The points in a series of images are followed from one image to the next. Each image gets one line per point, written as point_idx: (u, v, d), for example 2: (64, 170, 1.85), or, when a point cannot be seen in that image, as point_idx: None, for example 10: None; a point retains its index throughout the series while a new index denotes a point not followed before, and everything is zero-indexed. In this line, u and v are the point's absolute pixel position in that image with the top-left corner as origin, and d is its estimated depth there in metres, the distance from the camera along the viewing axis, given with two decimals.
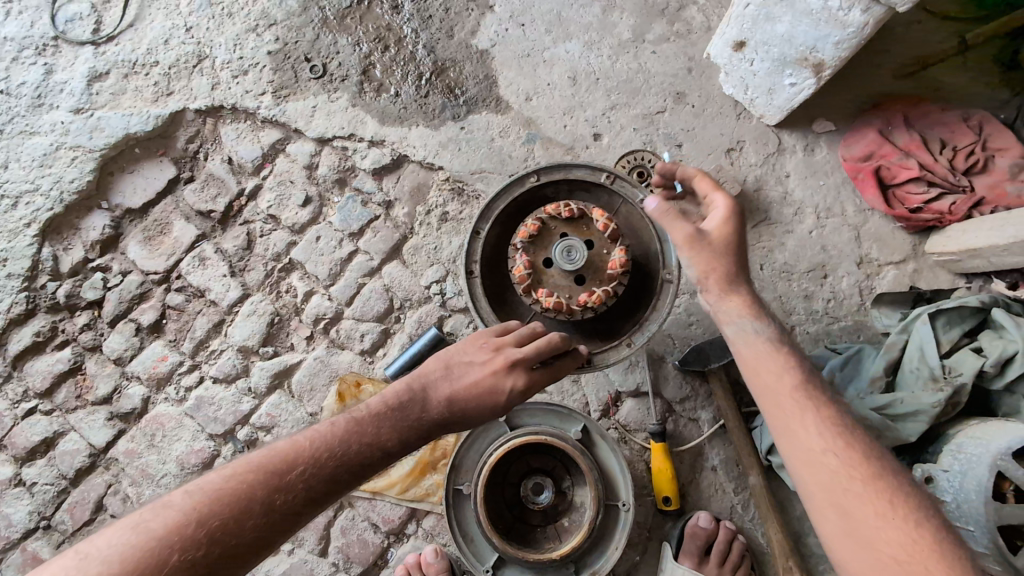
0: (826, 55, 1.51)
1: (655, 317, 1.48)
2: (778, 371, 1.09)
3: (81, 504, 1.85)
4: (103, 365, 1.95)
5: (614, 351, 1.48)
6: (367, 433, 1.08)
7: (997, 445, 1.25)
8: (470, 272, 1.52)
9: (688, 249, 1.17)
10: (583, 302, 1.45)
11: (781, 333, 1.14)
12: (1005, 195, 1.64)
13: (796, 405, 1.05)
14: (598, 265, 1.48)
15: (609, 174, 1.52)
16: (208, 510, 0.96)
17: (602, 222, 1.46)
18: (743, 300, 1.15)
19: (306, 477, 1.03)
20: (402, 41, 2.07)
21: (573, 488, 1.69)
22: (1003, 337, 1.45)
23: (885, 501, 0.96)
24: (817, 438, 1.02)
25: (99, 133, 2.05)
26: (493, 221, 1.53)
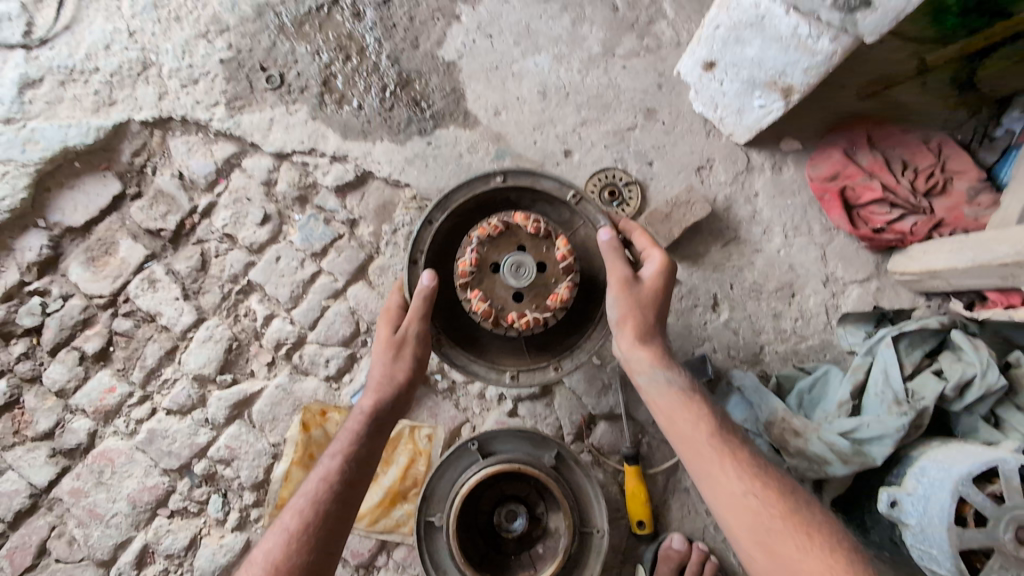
0: (795, 80, 1.51)
1: (588, 346, 1.47)
2: (693, 419, 1.21)
3: (21, 549, 1.72)
4: (43, 398, 1.81)
5: (540, 373, 1.47)
6: (310, 503, 1.26)
7: (958, 470, 1.28)
8: (416, 261, 1.42)
9: (617, 291, 1.31)
10: (511, 320, 1.41)
11: (689, 379, 1.28)
12: (962, 217, 1.68)
13: (714, 451, 1.16)
14: (543, 287, 1.43)
15: (575, 194, 1.43)
16: None
17: (562, 251, 1.41)
18: (653, 351, 1.28)
19: (286, 564, 1.19)
20: (364, 51, 1.98)
21: (548, 515, 1.67)
22: (962, 360, 1.48)
23: (803, 535, 1.06)
24: (736, 483, 1.13)
25: (33, 145, 1.89)
26: (449, 212, 1.44)
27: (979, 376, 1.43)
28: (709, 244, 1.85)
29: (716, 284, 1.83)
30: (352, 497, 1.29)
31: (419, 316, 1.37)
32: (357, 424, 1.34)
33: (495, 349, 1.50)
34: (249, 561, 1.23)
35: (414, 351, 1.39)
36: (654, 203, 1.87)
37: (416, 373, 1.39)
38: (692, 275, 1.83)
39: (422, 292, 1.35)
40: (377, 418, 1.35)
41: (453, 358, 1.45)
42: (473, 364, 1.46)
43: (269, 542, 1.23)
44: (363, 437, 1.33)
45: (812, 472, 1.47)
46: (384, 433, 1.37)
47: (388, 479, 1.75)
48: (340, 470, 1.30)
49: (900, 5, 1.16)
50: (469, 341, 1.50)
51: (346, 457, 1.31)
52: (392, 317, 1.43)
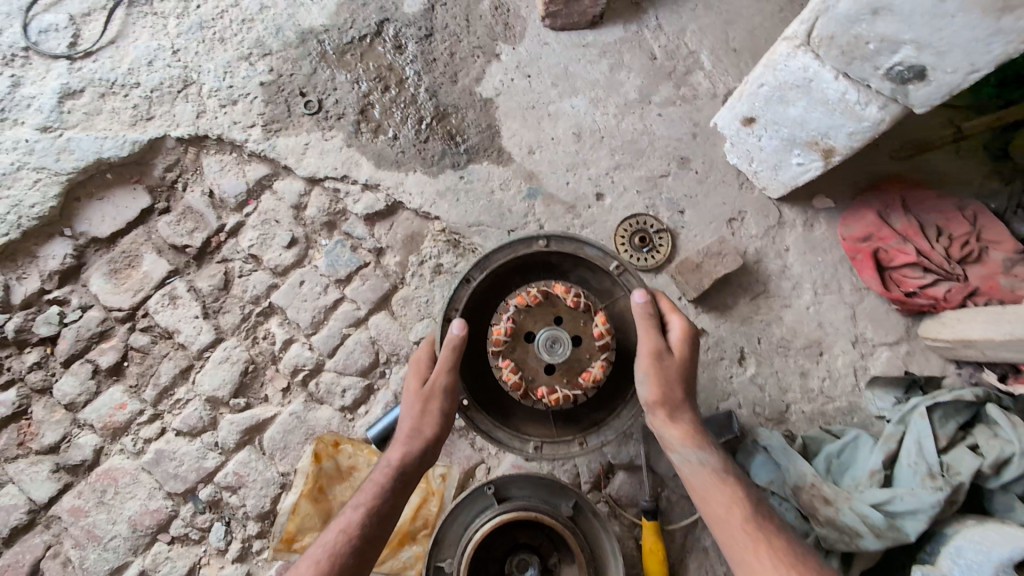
0: (838, 142, 1.51)
1: (616, 425, 1.41)
2: (725, 502, 1.19)
3: (13, 567, 1.66)
4: (51, 410, 1.77)
5: (566, 447, 1.41)
6: (328, 556, 1.20)
7: (998, 555, 1.24)
8: (447, 320, 1.38)
9: (645, 367, 1.26)
10: (540, 394, 1.38)
11: (722, 456, 1.25)
12: (998, 287, 1.66)
13: (748, 538, 1.15)
14: (577, 361, 1.40)
15: (619, 266, 1.39)
16: None
17: (600, 329, 1.38)
18: (685, 429, 1.24)
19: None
20: (403, 82, 2.00)
21: (560, 567, 1.61)
22: (999, 436, 1.45)
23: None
24: (772, 573, 1.10)
25: (68, 155, 1.90)
26: (488, 273, 1.40)
27: (1017, 455, 1.40)
28: (738, 296, 1.83)
29: (743, 338, 1.80)
30: (369, 554, 1.25)
31: (448, 368, 1.32)
32: (381, 478, 1.29)
33: (522, 417, 1.46)
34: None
35: (440, 406, 1.33)
36: (684, 252, 1.86)
37: (442, 429, 1.34)
38: (720, 327, 1.81)
39: (453, 341, 1.31)
40: (402, 474, 1.30)
41: (479, 425, 1.40)
42: (496, 433, 1.41)
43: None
44: (387, 492, 1.27)
45: (843, 544, 1.41)
46: (409, 488, 1.31)
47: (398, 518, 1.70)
48: (361, 525, 1.24)
49: (957, 80, 1.17)
50: (494, 407, 1.46)
51: (369, 511, 1.26)
52: (423, 366, 1.38)
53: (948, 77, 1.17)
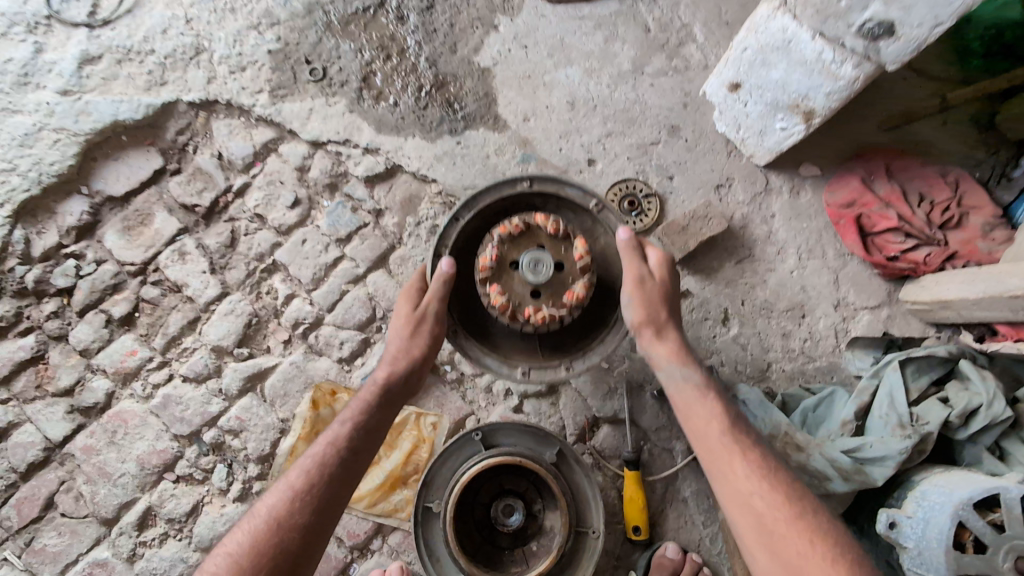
0: (817, 104, 1.57)
1: (601, 348, 1.50)
2: (709, 415, 1.24)
3: (30, 500, 1.77)
4: (67, 355, 1.88)
5: (553, 371, 1.50)
6: (312, 464, 1.28)
7: (959, 495, 1.29)
8: (438, 252, 1.47)
9: (630, 292, 1.35)
10: (527, 314, 1.44)
11: (708, 376, 1.30)
12: (977, 251, 1.70)
13: (726, 449, 1.19)
14: (560, 286, 1.47)
15: (598, 202, 1.48)
16: (259, 548, 1.18)
17: (580, 252, 1.44)
18: (672, 349, 1.31)
19: (289, 522, 1.21)
20: (404, 52, 2.08)
21: (544, 513, 1.68)
22: (969, 389, 1.49)
23: (804, 539, 1.07)
24: (745, 483, 1.14)
25: (86, 117, 2.00)
26: (476, 212, 1.48)
27: (985, 406, 1.44)
28: (724, 260, 1.89)
29: (727, 300, 1.86)
30: (356, 465, 1.31)
31: (439, 296, 1.41)
32: (368, 395, 1.37)
33: (511, 344, 1.54)
34: (250, 514, 1.25)
35: (430, 329, 1.42)
36: (672, 216, 1.92)
37: (429, 351, 1.42)
38: (705, 288, 1.87)
39: (443, 276, 1.41)
40: (388, 389, 1.38)
41: (468, 350, 1.50)
42: (485, 357, 1.50)
43: (271, 498, 1.25)
44: (374, 407, 1.36)
45: (813, 487, 1.48)
46: (394, 406, 1.40)
47: (391, 463, 1.78)
48: (348, 436, 1.32)
49: (924, 34, 1.25)
50: (484, 333, 1.54)
51: (355, 423, 1.34)
52: (413, 295, 1.44)
53: (915, 31, 1.25)
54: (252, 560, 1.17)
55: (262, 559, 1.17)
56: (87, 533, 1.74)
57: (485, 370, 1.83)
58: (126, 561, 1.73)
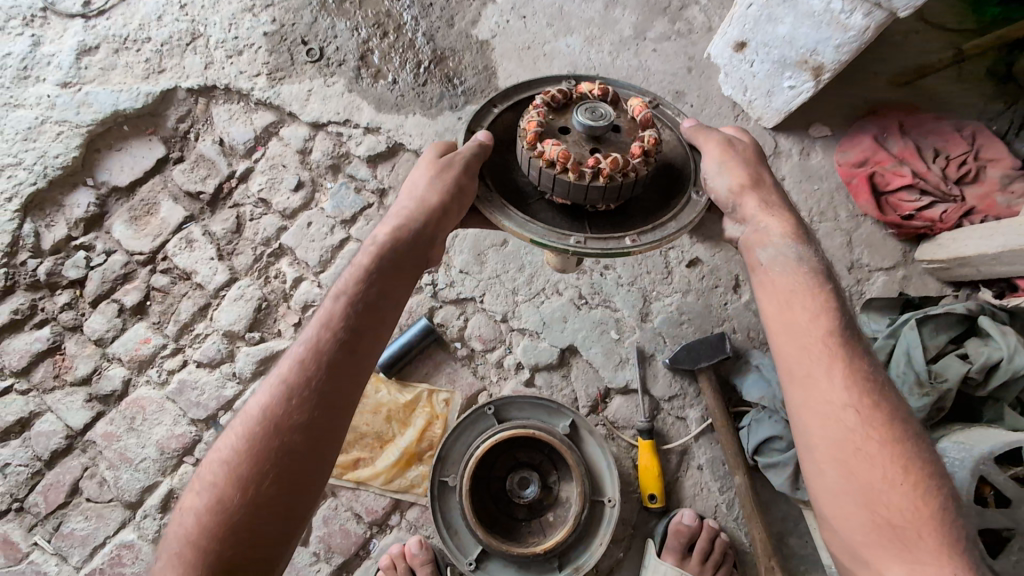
0: (826, 58, 1.53)
1: (676, 223, 1.13)
2: (812, 312, 1.00)
3: (55, 487, 1.80)
4: (82, 345, 1.90)
5: (616, 243, 1.11)
6: (310, 352, 1.05)
7: (979, 451, 1.27)
8: (472, 131, 1.23)
9: (721, 157, 1.15)
10: (590, 164, 1.08)
11: (821, 270, 1.05)
12: (994, 205, 1.66)
13: (828, 352, 0.97)
14: (622, 144, 1.14)
15: (652, 99, 1.29)
16: (262, 438, 1.00)
17: (639, 106, 1.16)
18: (783, 220, 1.09)
19: (286, 421, 1.00)
20: (401, 28, 2.05)
21: (559, 484, 1.68)
22: (989, 344, 1.46)
23: (892, 462, 0.89)
24: (837, 392, 0.94)
25: (87, 108, 2.00)
26: (513, 104, 1.27)
27: (1005, 360, 1.41)
28: None
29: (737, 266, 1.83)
30: (362, 342, 1.08)
31: (467, 153, 1.16)
32: (368, 261, 1.12)
33: (562, 222, 1.16)
34: (241, 413, 1.04)
35: (456, 177, 1.14)
36: None
37: (453, 202, 1.15)
38: (715, 256, 1.87)
39: (480, 143, 1.18)
40: (399, 249, 1.13)
41: (506, 215, 1.13)
42: (532, 225, 1.12)
43: (264, 394, 1.04)
44: (374, 278, 1.11)
45: None
46: (404, 271, 1.14)
47: (405, 440, 1.79)
48: (346, 313, 1.08)
49: None
50: (526, 213, 1.18)
51: (354, 299, 1.09)
52: (434, 151, 1.20)
53: None
54: (253, 452, 0.98)
55: (261, 459, 0.98)
56: (112, 517, 1.77)
57: (495, 345, 1.83)
58: (151, 543, 1.75)
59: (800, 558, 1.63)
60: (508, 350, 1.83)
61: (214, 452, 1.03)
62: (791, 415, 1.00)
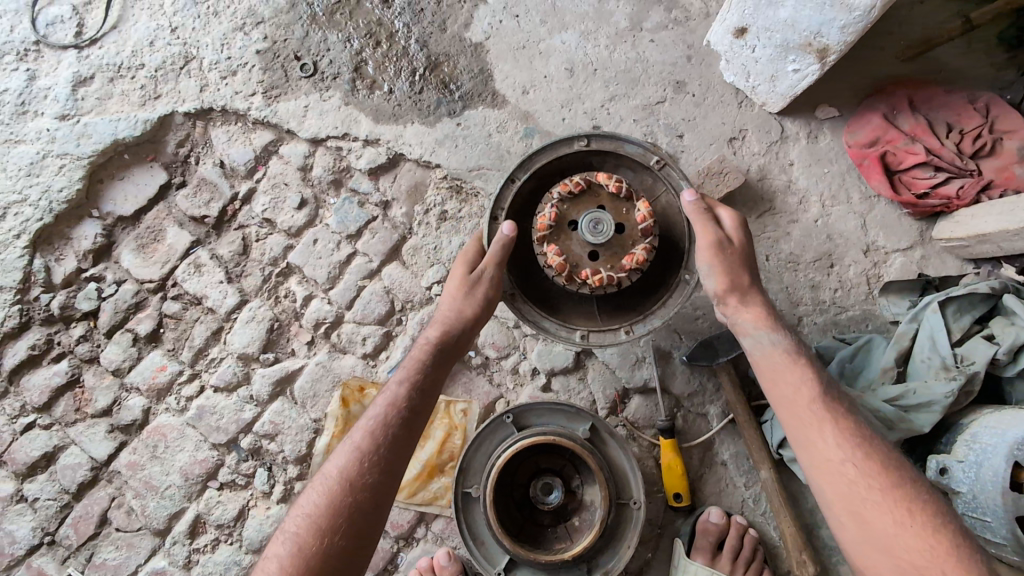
0: (831, 40, 1.49)
1: (661, 313, 1.41)
2: (795, 387, 1.15)
3: (85, 518, 1.83)
4: (101, 376, 1.92)
5: (611, 334, 1.42)
6: (378, 426, 1.23)
7: (1012, 436, 1.23)
8: (495, 218, 1.42)
9: (710, 258, 1.26)
10: (585, 276, 1.37)
11: (797, 343, 1.20)
12: (1014, 177, 1.62)
13: (815, 418, 1.11)
14: (621, 247, 1.39)
15: (660, 158, 1.39)
16: (337, 502, 1.16)
17: (643, 213, 1.36)
18: (759, 313, 1.23)
19: (359, 481, 1.17)
20: (394, 36, 2.02)
21: (583, 487, 1.67)
22: (1015, 324, 1.43)
23: (902, 509, 1.01)
24: (832, 451, 1.08)
25: (87, 139, 1.99)
26: (532, 173, 1.43)
27: None
28: (743, 215, 1.82)
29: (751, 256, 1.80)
30: (418, 424, 1.27)
31: (497, 261, 1.36)
32: (422, 352, 1.33)
33: (570, 307, 1.46)
34: (321, 474, 1.21)
35: (486, 292, 1.37)
36: (685, 175, 1.85)
37: (484, 311, 1.37)
38: None
39: (502, 240, 1.35)
40: (443, 348, 1.34)
41: (525, 314, 1.43)
42: (543, 320, 1.43)
43: (342, 458, 1.21)
44: (428, 365, 1.31)
45: None
46: (447, 364, 1.35)
47: (425, 452, 1.79)
48: (407, 397, 1.27)
49: None
50: (543, 296, 1.46)
51: (412, 384, 1.29)
52: (469, 258, 1.42)
53: None
54: (331, 515, 1.14)
55: (337, 519, 1.14)
56: (143, 545, 1.80)
57: (510, 351, 1.82)
58: (182, 568, 1.78)
59: (830, 549, 1.61)
60: (523, 355, 1.81)
61: (293, 512, 1.19)
62: (806, 477, 1.13)
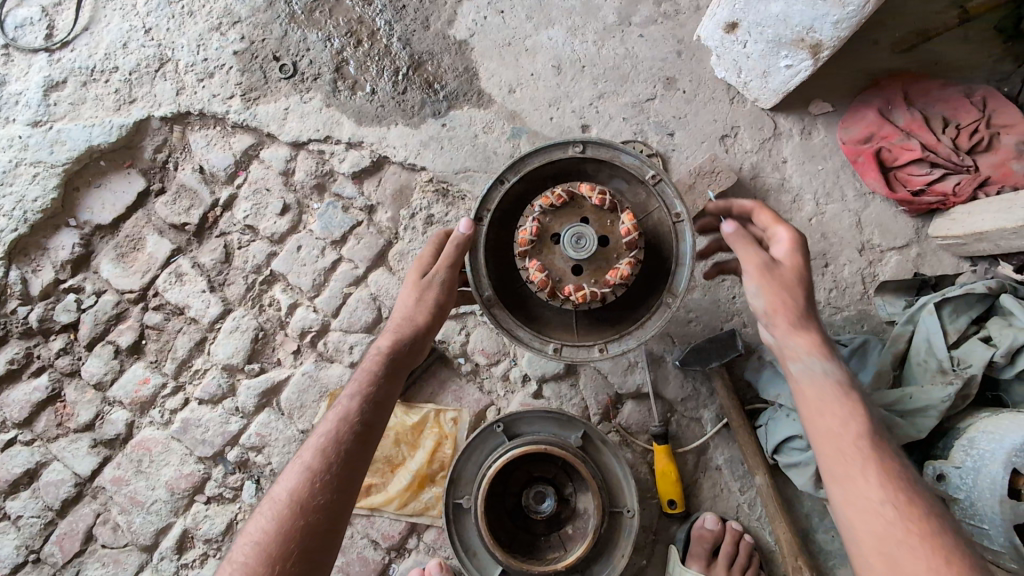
0: (824, 35, 1.45)
1: (639, 334, 1.35)
2: (843, 422, 1.07)
3: (70, 535, 1.80)
4: (82, 391, 1.87)
5: (585, 351, 1.37)
6: (330, 443, 1.20)
7: (1011, 441, 1.21)
8: (478, 220, 1.37)
9: (758, 279, 1.15)
10: (567, 292, 1.33)
11: (849, 377, 1.12)
12: (1011, 173, 1.58)
13: (860, 456, 1.04)
14: (604, 262, 1.35)
15: (655, 173, 1.33)
16: (285, 526, 1.12)
17: (627, 226, 1.32)
18: (815, 339, 1.12)
19: (310, 503, 1.14)
20: (375, 34, 1.96)
21: (576, 495, 1.64)
22: (1013, 325, 1.40)
23: (939, 557, 0.94)
24: (875, 491, 1.01)
25: (61, 146, 1.93)
26: (522, 177, 1.37)
27: None
28: None
29: None
30: (371, 438, 1.24)
31: (448, 262, 1.32)
32: (374, 363, 1.29)
33: (548, 320, 1.42)
34: (271, 497, 1.18)
35: (437, 297, 1.33)
36: (676, 175, 1.80)
37: (438, 317, 1.33)
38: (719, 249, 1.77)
39: (457, 239, 1.31)
40: (395, 357, 1.29)
41: (501, 321, 1.36)
42: (518, 331, 1.37)
43: (291, 480, 1.17)
44: (380, 377, 1.27)
45: None
46: (401, 373, 1.31)
47: (416, 463, 1.76)
48: (359, 410, 1.24)
49: None
50: (521, 307, 1.42)
51: (365, 397, 1.25)
52: (424, 261, 1.36)
53: None
54: (278, 540, 1.11)
55: (287, 543, 1.11)
56: (130, 561, 1.77)
57: (500, 358, 1.79)
58: None
59: (827, 553, 1.59)
60: (513, 362, 1.78)
61: (244, 536, 1.16)
62: (836, 513, 1.05)
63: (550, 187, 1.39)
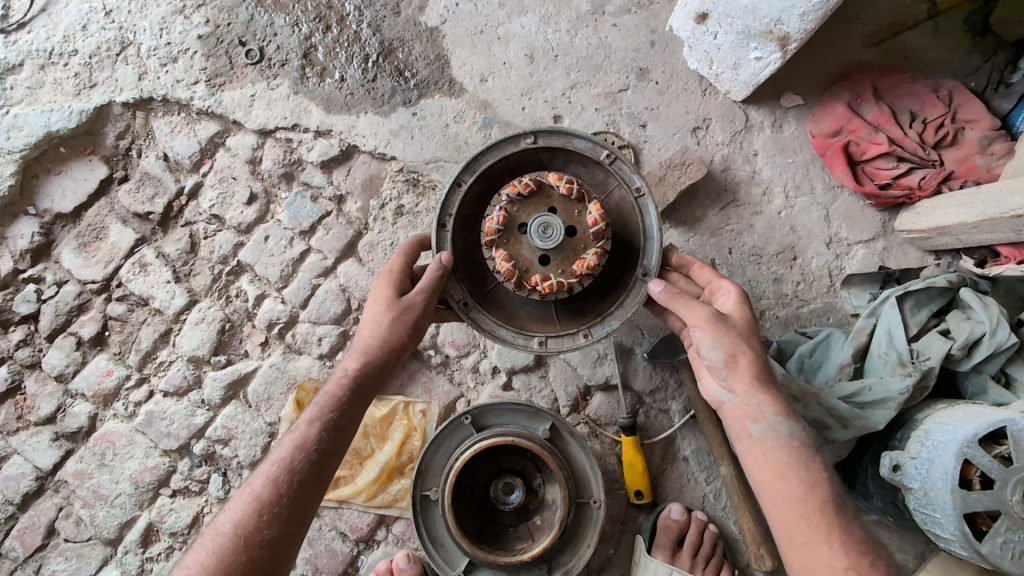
0: (792, 27, 1.45)
1: (620, 314, 1.35)
2: (805, 484, 1.08)
3: (31, 529, 1.77)
4: (43, 383, 1.84)
5: (570, 339, 1.36)
6: (281, 472, 1.21)
7: (963, 432, 1.22)
8: (442, 225, 1.35)
9: (715, 333, 1.17)
10: (533, 282, 1.32)
11: (807, 439, 1.13)
12: (974, 168, 1.60)
13: (820, 524, 1.05)
14: (571, 252, 1.34)
15: (609, 152, 1.33)
16: (227, 563, 1.14)
17: (593, 216, 1.31)
18: (773, 397, 1.14)
19: (254, 538, 1.16)
20: (344, 20, 1.92)
21: (544, 486, 1.64)
22: (971, 318, 1.42)
23: None
24: (835, 558, 1.03)
25: (18, 132, 1.87)
26: (478, 176, 1.35)
27: (988, 334, 1.37)
28: (706, 207, 1.78)
29: (714, 250, 1.76)
30: (327, 467, 1.25)
31: (429, 289, 1.30)
32: (339, 388, 1.28)
33: (526, 311, 1.40)
34: (214, 528, 1.20)
35: (414, 320, 1.32)
36: (647, 166, 1.80)
37: (411, 340, 1.33)
38: (689, 241, 1.77)
39: (438, 270, 1.29)
40: (362, 381, 1.29)
41: (481, 324, 1.37)
42: (499, 330, 1.37)
43: (236, 512, 1.19)
44: (342, 403, 1.27)
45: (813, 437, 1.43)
46: (365, 399, 1.31)
47: (384, 454, 1.76)
48: (316, 438, 1.24)
49: None
50: (496, 302, 1.40)
51: (323, 424, 1.25)
52: (396, 279, 1.35)
53: None
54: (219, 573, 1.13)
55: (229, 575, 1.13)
56: (92, 555, 1.75)
57: (469, 350, 1.78)
58: None
59: None
60: (483, 354, 1.77)
61: (185, 564, 1.17)
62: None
63: (509, 179, 1.37)
